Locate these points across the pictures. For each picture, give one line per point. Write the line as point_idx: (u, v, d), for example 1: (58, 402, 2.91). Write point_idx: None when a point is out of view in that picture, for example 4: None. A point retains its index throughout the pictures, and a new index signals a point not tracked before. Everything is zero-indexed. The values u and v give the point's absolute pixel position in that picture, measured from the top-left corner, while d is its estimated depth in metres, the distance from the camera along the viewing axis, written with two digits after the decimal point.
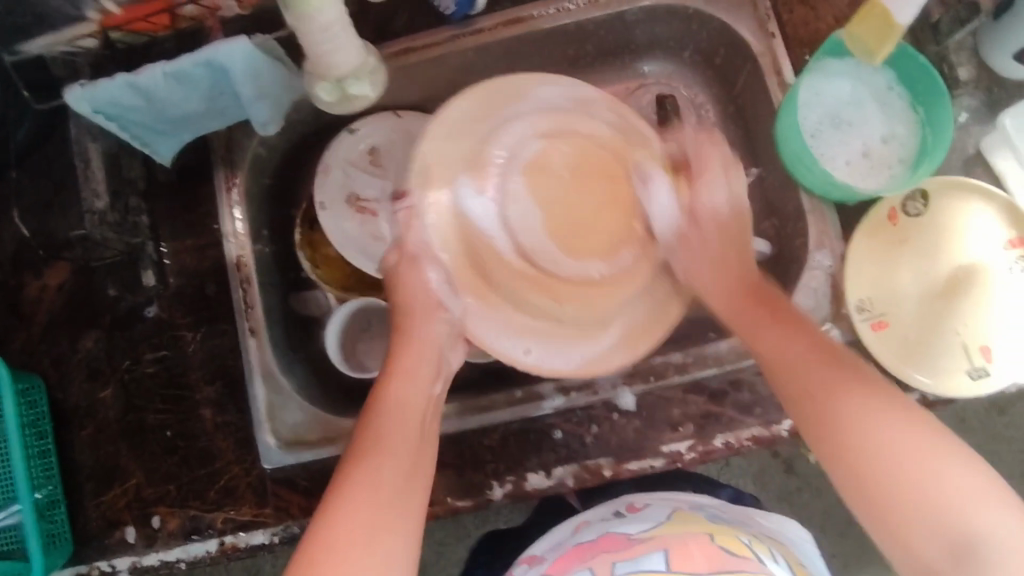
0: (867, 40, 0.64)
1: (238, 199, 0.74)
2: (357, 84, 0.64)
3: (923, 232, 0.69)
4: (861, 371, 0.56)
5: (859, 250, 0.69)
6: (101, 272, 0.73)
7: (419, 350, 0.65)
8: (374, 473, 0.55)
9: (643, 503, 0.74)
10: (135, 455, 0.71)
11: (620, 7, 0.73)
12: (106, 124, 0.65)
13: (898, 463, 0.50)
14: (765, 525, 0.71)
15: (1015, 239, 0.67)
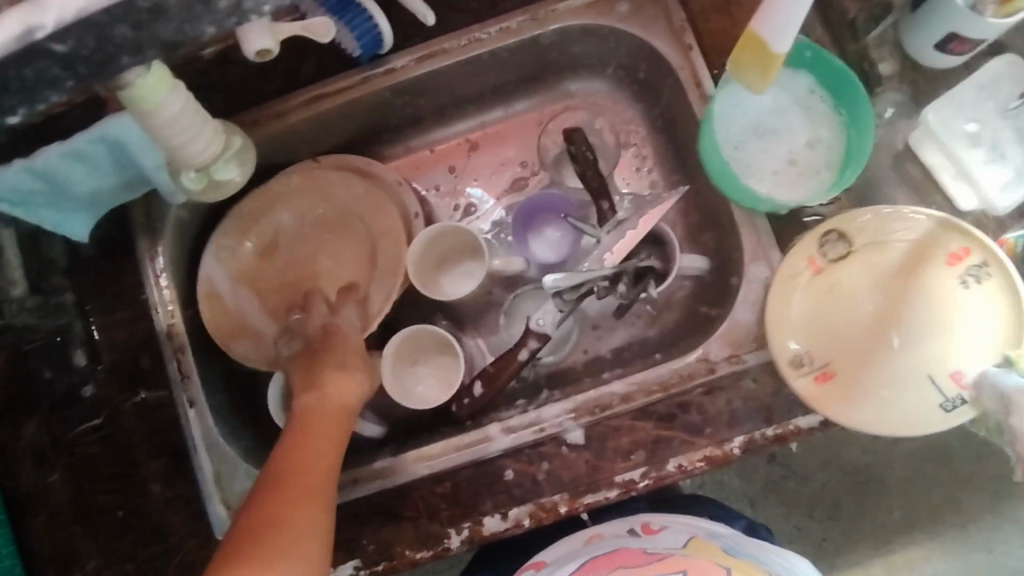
0: (752, 66, 0.62)
1: (163, 267, 0.73)
2: (223, 167, 0.68)
3: (859, 263, 0.67)
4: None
5: (791, 295, 0.67)
6: (33, 354, 0.71)
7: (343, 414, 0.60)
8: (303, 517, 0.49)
9: (659, 524, 0.73)
10: (90, 539, 0.69)
11: (533, 32, 0.71)
12: (9, 211, 0.61)
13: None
14: (775, 560, 0.69)
15: (956, 253, 0.66)
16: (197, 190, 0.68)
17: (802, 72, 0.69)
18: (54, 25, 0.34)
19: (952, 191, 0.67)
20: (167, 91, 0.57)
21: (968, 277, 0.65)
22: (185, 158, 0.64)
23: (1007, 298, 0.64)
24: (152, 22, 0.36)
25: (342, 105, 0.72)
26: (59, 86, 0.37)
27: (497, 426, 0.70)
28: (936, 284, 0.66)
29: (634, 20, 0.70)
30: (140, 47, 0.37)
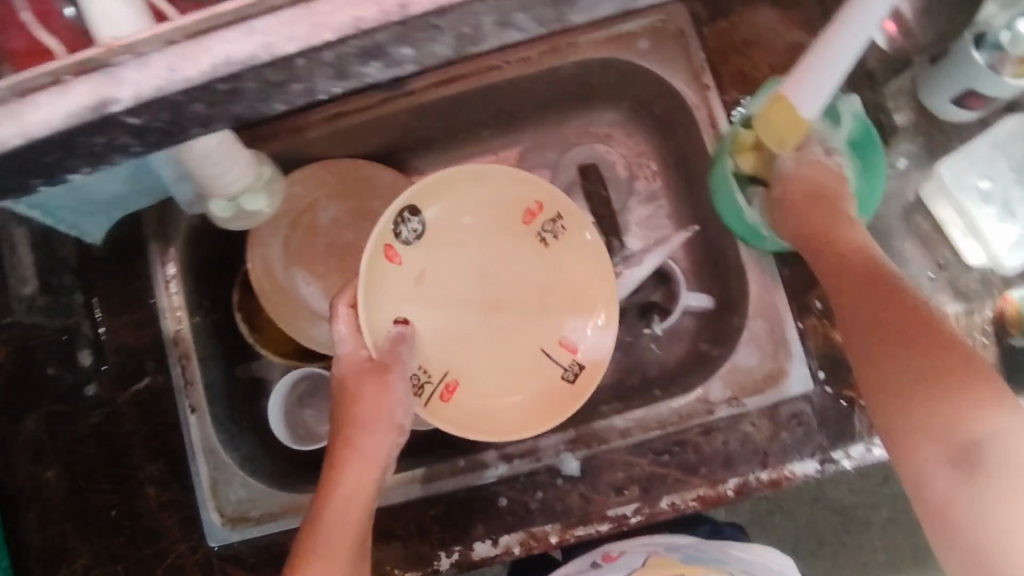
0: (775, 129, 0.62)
1: (174, 273, 0.73)
2: (251, 199, 0.62)
3: (453, 248, 0.68)
4: (950, 354, 0.48)
5: (383, 287, 0.62)
6: (38, 352, 0.72)
7: (358, 464, 0.58)
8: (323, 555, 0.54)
9: (619, 550, 0.73)
10: (82, 537, 0.71)
11: (553, 62, 0.71)
12: (31, 213, 0.62)
13: (940, 475, 0.46)
14: (737, 554, 0.74)
15: (388, 250, 0.63)
16: (226, 218, 0.63)
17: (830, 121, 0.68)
18: (131, 100, 0.30)
19: (960, 245, 0.67)
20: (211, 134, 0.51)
21: (546, 238, 0.70)
22: (216, 190, 0.58)
23: (583, 253, 0.70)
24: (225, 100, 0.32)
25: (360, 123, 0.73)
26: (126, 151, 0.33)
27: (495, 452, 0.71)
28: (380, 282, 0.62)
29: (653, 56, 0.71)
30: (211, 121, 0.33)
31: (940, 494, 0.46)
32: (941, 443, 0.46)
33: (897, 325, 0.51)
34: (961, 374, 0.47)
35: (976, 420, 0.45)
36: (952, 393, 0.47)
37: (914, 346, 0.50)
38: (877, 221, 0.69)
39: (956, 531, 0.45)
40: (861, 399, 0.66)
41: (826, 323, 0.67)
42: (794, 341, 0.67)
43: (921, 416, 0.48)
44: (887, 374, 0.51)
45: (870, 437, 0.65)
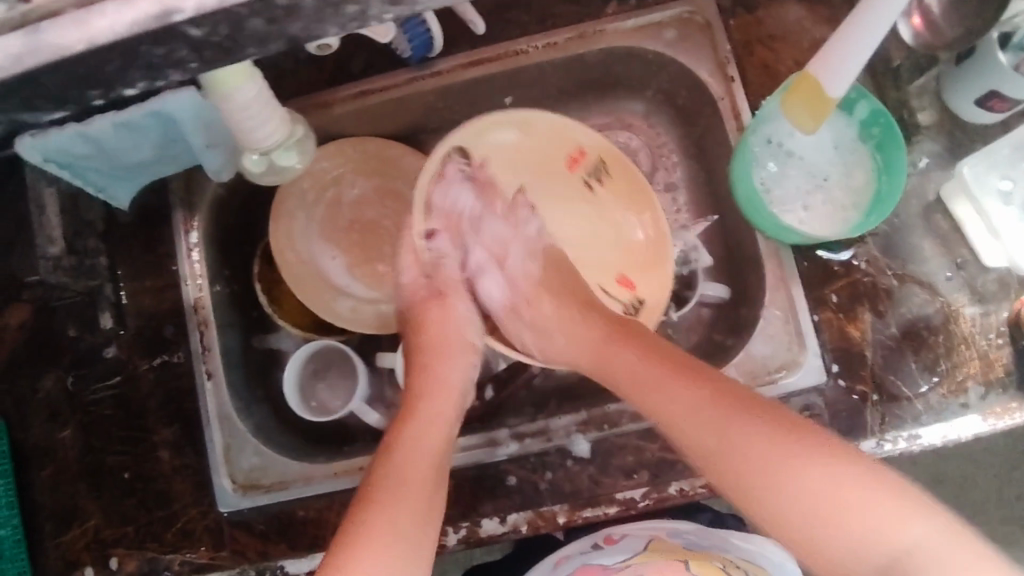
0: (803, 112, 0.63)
1: (197, 242, 0.74)
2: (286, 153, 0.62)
3: (530, 179, 0.74)
4: (713, 376, 0.58)
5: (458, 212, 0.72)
6: (61, 312, 0.74)
7: (426, 425, 0.63)
8: (389, 511, 0.56)
9: (619, 533, 0.75)
10: (94, 498, 0.72)
11: (579, 49, 0.72)
12: (58, 172, 0.63)
13: (804, 500, 0.50)
14: (739, 546, 0.74)
15: (461, 179, 0.71)
16: (258, 173, 0.63)
17: (856, 117, 0.68)
18: (193, 9, 0.29)
19: (980, 244, 0.68)
20: (249, 78, 0.50)
21: (591, 184, 0.74)
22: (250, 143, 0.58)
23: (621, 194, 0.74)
24: (285, 18, 0.31)
25: (386, 102, 0.74)
26: (184, 67, 0.32)
27: (506, 430, 0.71)
28: (437, 204, 0.71)
29: (678, 47, 0.71)
30: (268, 40, 0.32)
31: (757, 505, 0.53)
32: (757, 470, 0.53)
33: (657, 383, 0.59)
34: (733, 405, 0.55)
35: (752, 443, 0.53)
36: (797, 446, 0.52)
37: (648, 376, 0.60)
38: (896, 218, 0.69)
39: (826, 553, 0.50)
40: (872, 394, 0.66)
41: (841, 318, 0.68)
42: (809, 334, 0.68)
43: (722, 459, 0.54)
44: (670, 418, 0.57)
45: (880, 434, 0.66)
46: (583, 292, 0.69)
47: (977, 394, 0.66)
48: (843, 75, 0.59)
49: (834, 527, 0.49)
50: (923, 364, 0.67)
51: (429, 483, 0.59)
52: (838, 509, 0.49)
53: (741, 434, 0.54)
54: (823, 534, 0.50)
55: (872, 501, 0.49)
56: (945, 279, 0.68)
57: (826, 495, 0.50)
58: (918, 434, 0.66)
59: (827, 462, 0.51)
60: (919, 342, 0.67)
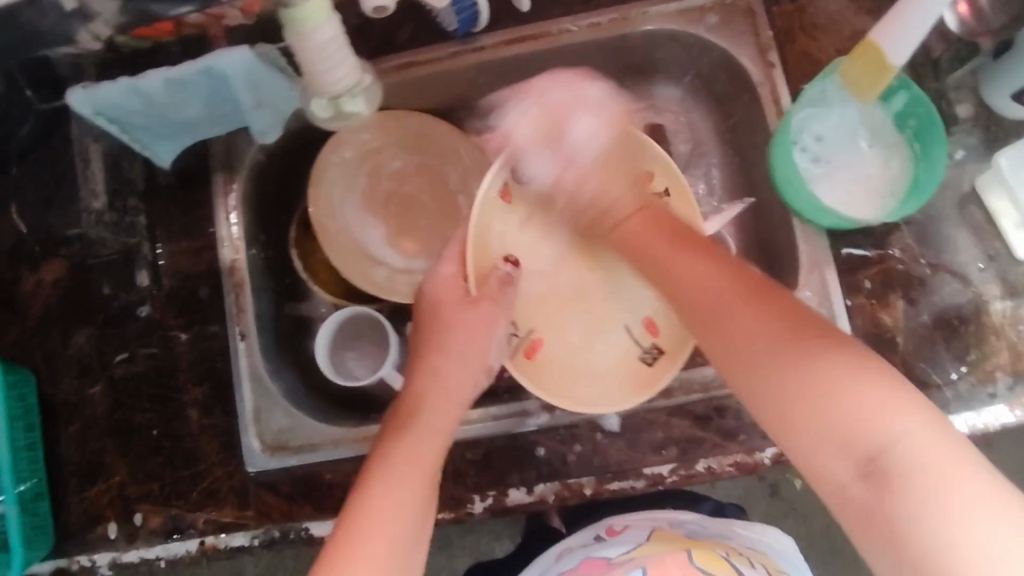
0: (860, 81, 0.64)
1: (235, 204, 0.74)
2: (353, 101, 0.64)
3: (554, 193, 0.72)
4: (770, 289, 0.54)
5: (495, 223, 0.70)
6: (97, 270, 0.73)
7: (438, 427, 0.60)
8: (382, 494, 0.53)
9: (622, 526, 0.72)
10: (121, 453, 0.72)
11: (622, 30, 0.73)
12: (106, 126, 0.65)
13: (809, 385, 0.47)
14: (742, 534, 0.71)
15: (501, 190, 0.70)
16: (325, 117, 0.65)
17: (895, 106, 0.69)
18: None
19: (1013, 238, 0.68)
20: (326, 19, 0.54)
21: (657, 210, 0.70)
22: (320, 89, 0.61)
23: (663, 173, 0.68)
24: None
25: (428, 75, 0.74)
26: None
27: (537, 402, 0.72)
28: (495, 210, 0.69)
29: (721, 32, 0.72)
30: None
31: (764, 397, 0.50)
32: (775, 364, 0.49)
33: (716, 311, 0.54)
34: (769, 308, 0.52)
35: (774, 344, 0.50)
36: (822, 353, 0.48)
37: (703, 305, 0.55)
38: (930, 208, 0.69)
39: (810, 436, 0.47)
40: None
41: (873, 304, 0.68)
42: (841, 317, 0.68)
43: (727, 342, 0.53)
44: (725, 339, 0.53)
45: None
46: (682, 228, 0.61)
47: (1006, 384, 0.66)
48: (907, 43, 0.59)
49: (826, 414, 0.46)
50: (954, 353, 0.67)
51: (425, 486, 0.55)
52: (837, 399, 0.46)
53: (766, 327, 0.51)
54: (813, 421, 0.47)
55: (875, 396, 0.45)
56: (978, 271, 0.68)
57: (831, 383, 0.46)
58: None
59: (852, 360, 0.47)
60: (951, 331, 0.67)
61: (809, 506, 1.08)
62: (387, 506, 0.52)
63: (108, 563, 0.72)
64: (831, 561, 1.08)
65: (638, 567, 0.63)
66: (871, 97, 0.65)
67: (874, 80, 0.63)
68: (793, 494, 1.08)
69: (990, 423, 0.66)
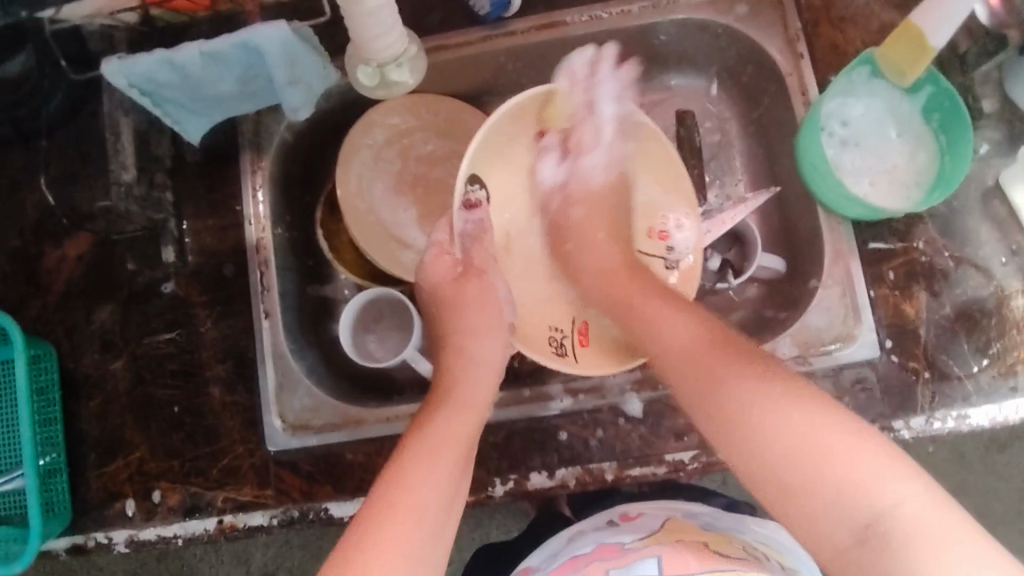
0: (897, 63, 0.66)
1: (262, 182, 0.74)
2: (397, 70, 0.67)
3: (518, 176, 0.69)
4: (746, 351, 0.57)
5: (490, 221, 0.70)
6: (121, 246, 0.74)
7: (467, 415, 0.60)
8: (417, 476, 0.53)
9: (638, 512, 0.71)
10: (141, 429, 0.72)
11: (652, 18, 0.73)
12: (140, 99, 0.65)
13: (802, 450, 0.49)
14: (756, 528, 0.69)
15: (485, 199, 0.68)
16: (370, 85, 0.68)
17: (922, 100, 0.70)
18: None
19: None
20: None
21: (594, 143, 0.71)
22: (368, 54, 0.64)
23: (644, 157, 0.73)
24: None
25: (458, 59, 0.75)
26: None
27: (560, 386, 0.72)
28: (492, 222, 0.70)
29: (751, 22, 0.72)
30: None
31: (755, 462, 0.52)
32: (767, 427, 0.51)
33: (710, 372, 0.56)
34: (758, 371, 0.54)
35: (758, 405, 0.52)
36: (807, 408, 0.51)
37: (699, 367, 0.57)
38: (955, 201, 0.70)
39: (805, 501, 0.49)
40: (924, 371, 0.67)
41: (896, 295, 0.68)
42: (865, 308, 0.68)
43: (714, 403, 0.55)
44: (713, 389, 0.55)
45: (930, 411, 0.66)
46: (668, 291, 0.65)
47: None
48: (946, 26, 0.61)
49: (820, 479, 0.48)
50: (976, 346, 0.67)
51: (459, 468, 0.56)
52: (831, 466, 0.48)
53: (750, 388, 0.53)
54: (807, 489, 0.48)
55: (867, 460, 0.47)
56: (1000, 265, 0.68)
57: (822, 448, 0.48)
58: (967, 413, 0.66)
59: (843, 424, 0.49)
60: (973, 324, 0.67)
61: None
62: (421, 483, 0.53)
63: (125, 541, 0.71)
64: None
65: (653, 556, 0.62)
66: (907, 79, 0.67)
67: (910, 62, 0.66)
68: None
69: (1012, 416, 0.66)
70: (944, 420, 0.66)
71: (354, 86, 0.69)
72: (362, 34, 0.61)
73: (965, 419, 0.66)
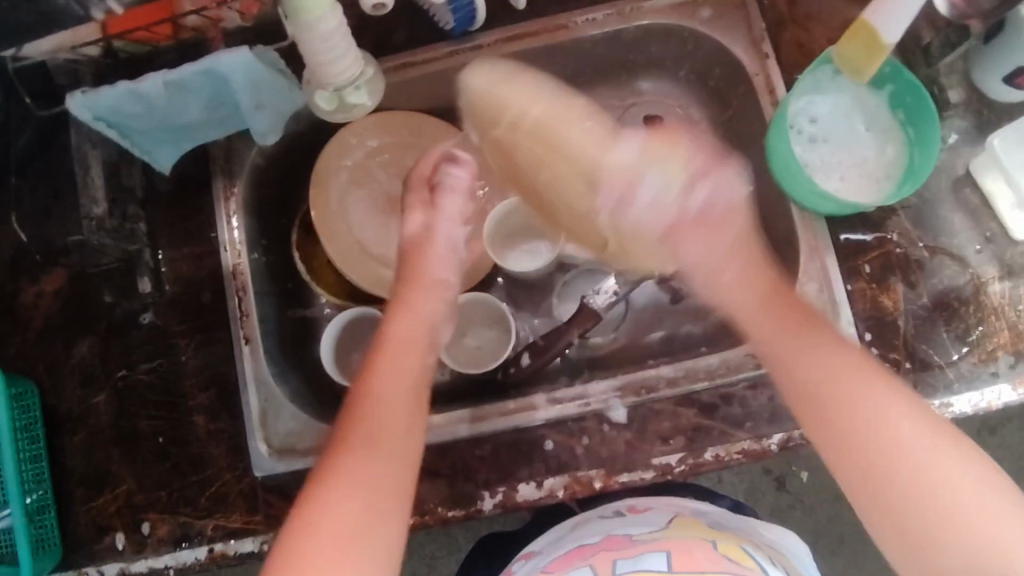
0: (855, 60, 0.67)
1: (236, 208, 0.74)
2: (356, 92, 0.68)
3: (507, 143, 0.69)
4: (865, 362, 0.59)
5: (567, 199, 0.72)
6: (97, 278, 0.73)
7: (398, 362, 0.62)
8: (347, 474, 0.54)
9: (644, 505, 0.71)
10: (126, 461, 0.71)
11: (618, 25, 0.74)
12: (106, 131, 0.65)
13: (910, 478, 0.54)
14: (763, 532, 0.69)
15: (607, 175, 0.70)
16: (329, 108, 0.70)
17: (886, 92, 0.71)
18: None
19: (1007, 220, 0.69)
20: (330, 9, 0.58)
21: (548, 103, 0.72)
22: (325, 79, 0.65)
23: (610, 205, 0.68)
24: None
25: (424, 75, 0.75)
26: None
27: (544, 396, 0.72)
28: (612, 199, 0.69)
29: (716, 24, 0.73)
30: None
31: (847, 462, 0.57)
32: (874, 428, 0.56)
33: (785, 351, 0.62)
34: (873, 378, 0.58)
35: (875, 413, 0.56)
36: (876, 386, 0.58)
37: (780, 341, 0.63)
38: (926, 192, 0.70)
39: (907, 508, 0.53)
40: (905, 362, 0.67)
41: (874, 288, 0.68)
42: (843, 303, 0.68)
43: (810, 401, 0.60)
44: (795, 370, 0.61)
45: None
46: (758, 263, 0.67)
47: (1007, 363, 0.66)
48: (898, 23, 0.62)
49: (924, 510, 0.53)
50: (954, 334, 0.67)
51: (394, 433, 0.57)
52: (945, 499, 0.52)
53: (847, 383, 0.58)
54: (910, 495, 0.53)
55: (967, 496, 0.52)
56: (975, 252, 0.69)
57: (929, 472, 0.53)
58: (950, 402, 0.66)
59: (916, 416, 0.56)
60: (951, 313, 0.68)
61: (815, 498, 1.08)
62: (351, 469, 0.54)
63: (117, 574, 0.71)
64: (839, 552, 1.08)
65: (664, 551, 0.61)
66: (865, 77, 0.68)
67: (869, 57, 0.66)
68: (800, 486, 1.08)
69: (993, 403, 0.66)
70: None
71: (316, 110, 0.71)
72: (318, 60, 0.62)
73: (948, 408, 0.66)
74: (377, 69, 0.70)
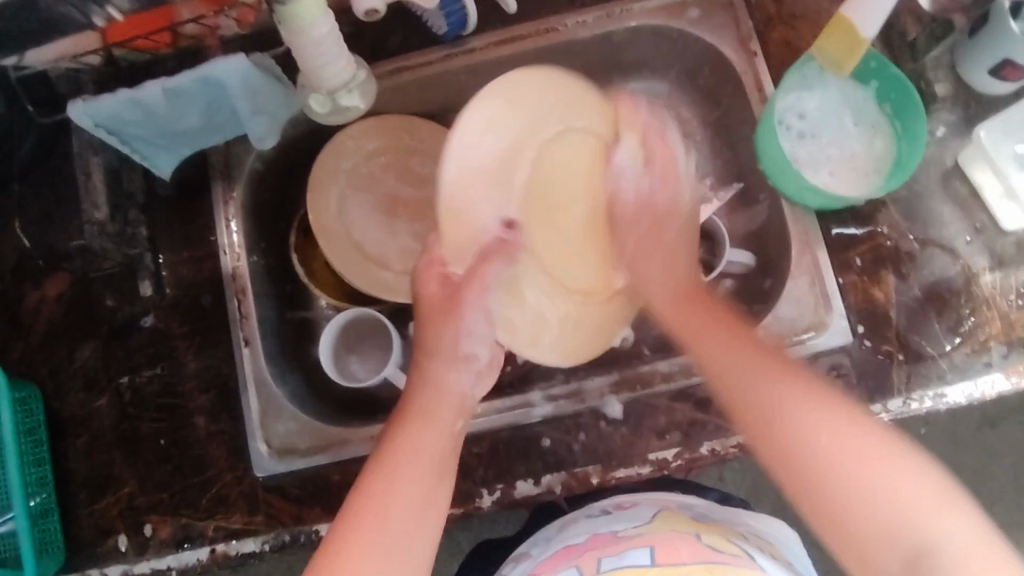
0: (835, 54, 0.68)
1: (234, 213, 0.76)
2: (349, 96, 0.69)
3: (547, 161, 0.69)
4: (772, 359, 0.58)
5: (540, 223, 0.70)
6: (99, 282, 0.74)
7: (430, 420, 0.60)
8: (369, 523, 0.53)
9: (631, 502, 0.71)
10: (129, 463, 0.72)
11: (607, 27, 0.75)
12: (107, 138, 0.66)
13: (851, 481, 0.49)
14: (749, 523, 0.69)
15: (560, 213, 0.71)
16: (322, 112, 0.70)
17: (875, 87, 0.71)
18: None
19: (994, 208, 0.70)
20: (321, 14, 0.60)
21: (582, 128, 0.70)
22: (317, 81, 0.66)
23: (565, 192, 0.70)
24: None
25: (419, 79, 0.76)
26: None
27: (540, 393, 0.72)
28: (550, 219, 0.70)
29: (702, 24, 0.74)
30: None
31: (792, 483, 0.52)
32: (809, 446, 0.51)
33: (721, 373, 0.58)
34: (794, 385, 0.55)
35: (802, 426, 0.52)
36: (799, 390, 0.54)
37: (703, 354, 0.60)
38: (915, 186, 0.71)
39: (851, 525, 0.49)
40: (898, 353, 0.67)
41: (865, 281, 0.69)
42: (835, 295, 0.69)
43: (762, 436, 0.54)
44: (737, 391, 0.57)
45: (906, 393, 0.66)
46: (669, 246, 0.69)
47: (1000, 353, 0.67)
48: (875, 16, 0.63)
49: (857, 497, 0.48)
50: (947, 325, 0.67)
51: (431, 484, 0.57)
52: (889, 506, 0.47)
53: (778, 390, 0.55)
54: (855, 510, 0.48)
55: (906, 480, 0.48)
56: (966, 244, 0.69)
57: (867, 478, 0.49)
58: (943, 392, 0.66)
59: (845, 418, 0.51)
60: (942, 304, 0.68)
61: None
62: (377, 526, 0.53)
63: None
64: None
65: (646, 546, 0.62)
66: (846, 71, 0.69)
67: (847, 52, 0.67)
68: None
69: (987, 393, 0.66)
70: (921, 400, 0.66)
71: (310, 115, 0.72)
72: (310, 64, 0.63)
73: (941, 398, 0.66)
74: (369, 73, 0.71)
